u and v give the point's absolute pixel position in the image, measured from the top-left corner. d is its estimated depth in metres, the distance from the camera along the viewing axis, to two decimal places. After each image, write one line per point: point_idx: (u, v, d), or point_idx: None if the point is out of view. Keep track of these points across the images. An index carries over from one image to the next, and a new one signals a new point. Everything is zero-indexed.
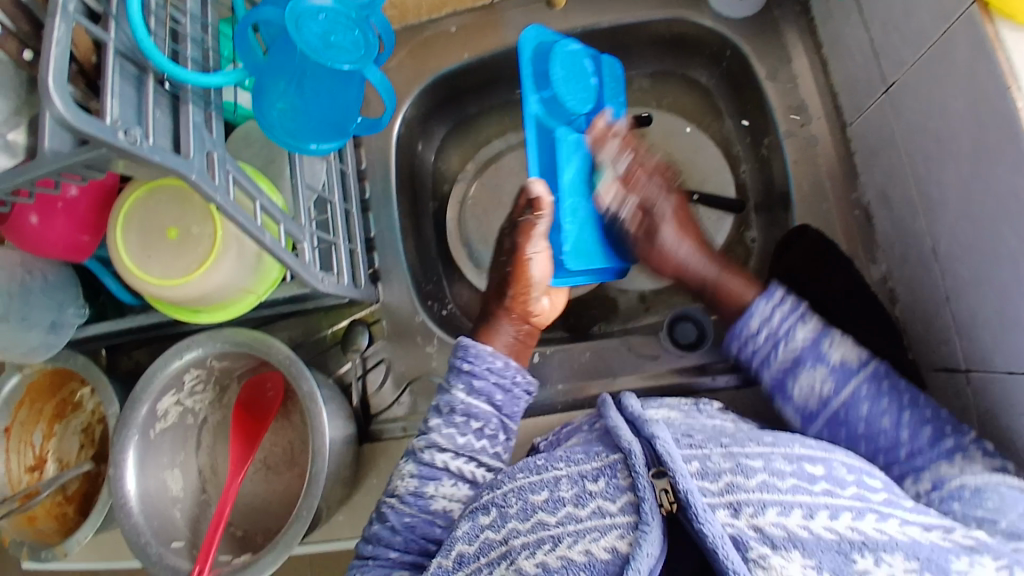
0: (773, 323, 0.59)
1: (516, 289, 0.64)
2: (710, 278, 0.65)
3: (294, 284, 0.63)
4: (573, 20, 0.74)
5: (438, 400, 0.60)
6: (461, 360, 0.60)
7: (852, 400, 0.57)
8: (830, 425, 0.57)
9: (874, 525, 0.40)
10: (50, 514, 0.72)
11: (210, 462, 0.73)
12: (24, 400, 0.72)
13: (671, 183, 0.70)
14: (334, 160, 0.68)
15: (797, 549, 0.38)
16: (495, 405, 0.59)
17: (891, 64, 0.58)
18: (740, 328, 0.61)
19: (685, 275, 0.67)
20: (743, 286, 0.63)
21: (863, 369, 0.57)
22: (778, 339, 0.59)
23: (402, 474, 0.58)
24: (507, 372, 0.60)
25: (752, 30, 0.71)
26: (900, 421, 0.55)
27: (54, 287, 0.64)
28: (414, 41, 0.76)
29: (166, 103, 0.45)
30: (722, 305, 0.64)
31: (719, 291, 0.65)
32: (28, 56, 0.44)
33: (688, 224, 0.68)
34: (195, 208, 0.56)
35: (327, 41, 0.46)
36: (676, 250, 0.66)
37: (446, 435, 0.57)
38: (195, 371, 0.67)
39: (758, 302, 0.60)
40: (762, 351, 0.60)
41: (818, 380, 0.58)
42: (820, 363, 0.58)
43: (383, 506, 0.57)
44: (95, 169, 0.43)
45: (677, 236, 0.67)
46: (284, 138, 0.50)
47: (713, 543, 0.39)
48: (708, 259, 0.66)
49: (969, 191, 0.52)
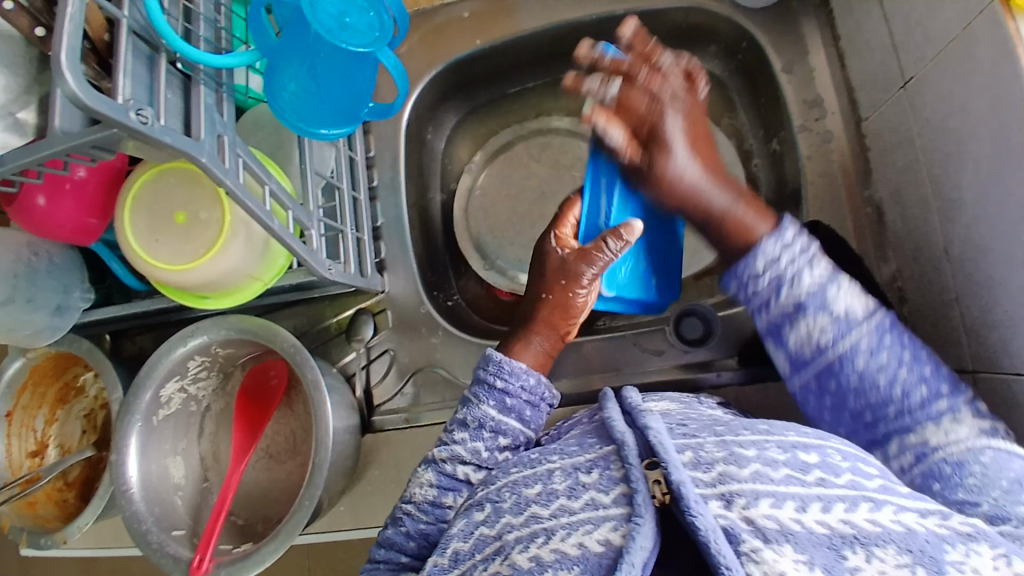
0: (779, 264, 0.54)
1: (559, 316, 0.62)
2: (722, 206, 0.57)
3: (301, 271, 0.62)
4: (589, 9, 0.73)
5: (465, 413, 0.58)
6: (494, 375, 0.59)
7: (848, 352, 0.53)
8: (820, 375, 0.54)
9: (868, 516, 0.39)
10: (51, 499, 0.71)
11: (212, 449, 0.72)
12: (28, 383, 0.71)
13: (688, 91, 0.59)
14: (343, 147, 0.68)
15: (789, 543, 0.38)
16: (524, 422, 0.58)
17: (910, 59, 0.58)
18: (742, 268, 0.55)
19: (690, 207, 0.59)
20: (757, 219, 0.56)
21: (869, 322, 0.53)
22: (782, 283, 0.54)
23: (420, 482, 0.57)
24: (538, 390, 0.59)
25: (769, 22, 0.70)
26: (895, 377, 0.52)
27: (61, 268, 0.64)
28: (427, 27, 0.76)
29: (178, 85, 0.44)
30: (728, 243, 0.57)
31: (729, 224, 0.57)
32: (40, 32, 0.43)
33: (705, 143, 0.59)
34: (205, 190, 0.56)
35: (342, 22, 0.45)
36: (687, 172, 0.57)
37: (469, 447, 0.56)
38: (199, 358, 0.67)
39: (766, 241, 0.54)
40: (763, 295, 0.55)
41: (818, 328, 0.53)
42: (822, 312, 0.53)
43: (398, 512, 0.57)
44: (105, 150, 0.42)
45: (690, 154, 0.58)
46: (294, 121, 0.49)
47: (704, 535, 0.38)
48: (718, 183, 0.58)
49: (986, 192, 0.51)
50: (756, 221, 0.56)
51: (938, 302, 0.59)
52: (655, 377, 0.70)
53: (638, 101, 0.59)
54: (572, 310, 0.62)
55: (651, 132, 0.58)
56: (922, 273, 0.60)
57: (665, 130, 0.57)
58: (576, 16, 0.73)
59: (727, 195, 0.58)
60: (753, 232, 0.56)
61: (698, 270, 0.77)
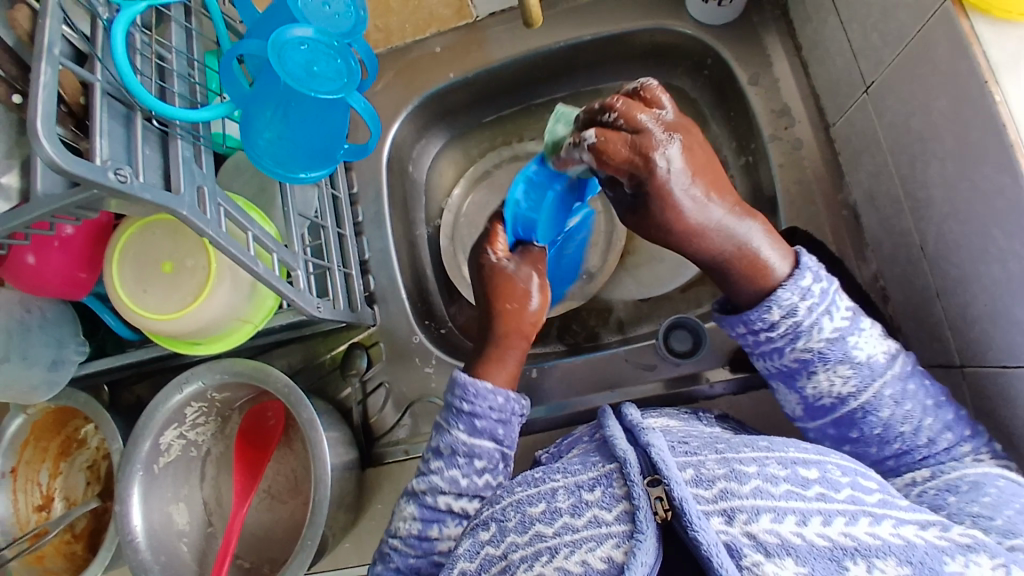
0: (795, 316, 0.51)
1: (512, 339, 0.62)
2: (741, 241, 0.52)
3: (291, 311, 0.63)
4: (555, 35, 0.74)
5: (438, 441, 0.59)
6: (461, 399, 0.58)
7: (873, 403, 0.52)
8: (838, 423, 0.54)
9: (868, 529, 0.39)
10: (59, 552, 0.72)
11: (215, 495, 0.72)
12: (29, 439, 0.72)
13: (685, 207, 0.51)
14: (326, 187, 0.69)
15: (790, 556, 0.38)
16: (497, 440, 0.58)
17: (870, 63, 0.59)
18: (754, 317, 0.52)
19: (697, 245, 0.53)
20: (776, 257, 0.52)
21: (891, 371, 0.52)
22: (799, 334, 0.51)
23: (403, 515, 0.58)
24: (507, 406, 0.59)
25: (732, 36, 0.72)
26: (921, 425, 0.52)
27: (54, 323, 0.65)
28: (402, 62, 0.78)
29: (155, 140, 0.46)
30: (739, 283, 0.53)
31: (744, 269, 0.52)
32: (17, 99, 0.45)
33: (708, 176, 0.52)
34: (188, 241, 0.57)
35: (311, 71, 0.46)
36: (693, 211, 0.51)
37: (447, 477, 0.57)
38: (195, 404, 0.67)
39: (782, 291, 0.51)
40: (776, 342, 0.52)
41: (838, 379, 0.52)
42: (843, 361, 0.51)
43: (386, 547, 0.58)
44: (88, 209, 0.43)
45: (696, 192, 0.51)
46: (272, 166, 0.51)
47: (707, 551, 0.39)
48: (732, 211, 0.53)
49: (955, 188, 0.52)
50: (772, 262, 0.52)
51: (921, 301, 0.59)
52: (647, 392, 0.70)
53: (619, 148, 0.51)
54: (530, 320, 0.63)
55: (635, 183, 0.51)
56: (904, 272, 0.61)
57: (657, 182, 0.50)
58: (545, 44, 0.75)
59: (744, 230, 0.52)
60: (770, 275, 0.52)
61: (684, 283, 0.78)
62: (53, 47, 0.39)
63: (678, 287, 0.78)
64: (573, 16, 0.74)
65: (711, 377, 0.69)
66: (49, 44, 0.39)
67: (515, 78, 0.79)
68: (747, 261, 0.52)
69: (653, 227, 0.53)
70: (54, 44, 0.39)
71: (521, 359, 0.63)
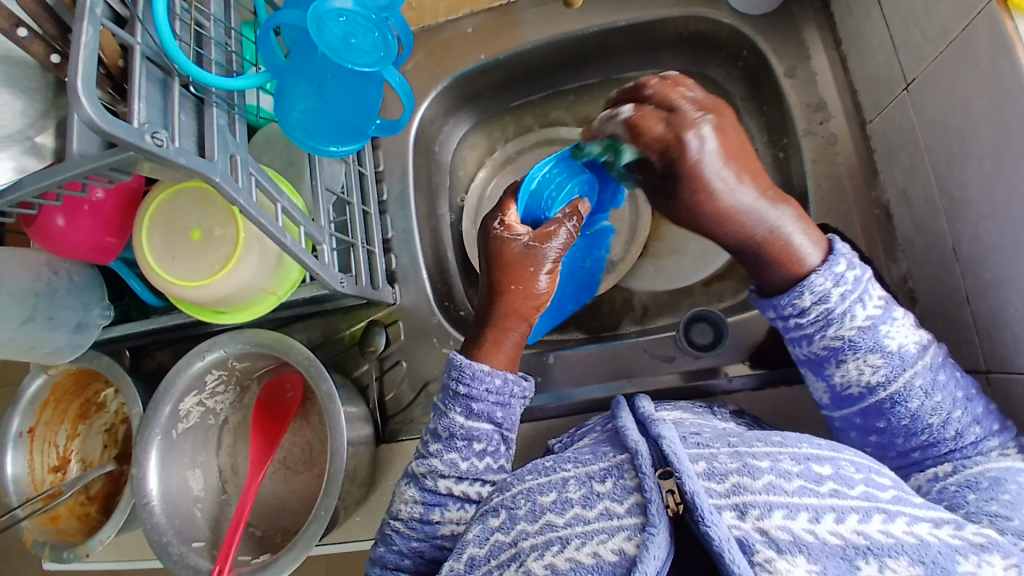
0: (827, 302, 0.51)
1: (507, 307, 0.61)
2: (770, 226, 0.52)
3: (313, 284, 0.63)
4: (589, 20, 0.74)
5: (437, 423, 0.59)
6: (458, 382, 0.58)
7: (902, 393, 0.51)
8: (865, 414, 0.53)
9: (880, 527, 0.39)
10: (73, 514, 0.72)
11: (230, 462, 0.73)
12: (49, 400, 0.73)
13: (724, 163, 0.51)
14: (353, 162, 0.69)
15: (802, 553, 0.38)
16: (495, 422, 0.58)
17: (912, 61, 0.58)
18: (785, 302, 0.52)
19: (728, 229, 0.53)
20: (807, 245, 0.52)
21: (923, 361, 0.51)
22: (830, 321, 0.51)
23: (404, 498, 0.58)
24: (505, 388, 0.58)
25: (770, 26, 0.71)
26: (949, 418, 0.51)
27: (80, 287, 0.66)
28: (432, 43, 0.77)
29: (191, 106, 0.46)
30: (770, 267, 0.53)
31: (778, 246, 0.52)
32: (55, 59, 0.44)
33: (744, 162, 0.52)
34: (216, 210, 0.57)
35: (348, 44, 0.46)
36: (722, 192, 0.51)
37: (447, 460, 0.57)
38: (217, 371, 0.68)
39: (814, 277, 0.51)
40: (807, 328, 0.52)
41: (868, 368, 0.51)
42: (874, 350, 0.50)
43: (388, 529, 0.58)
44: (121, 172, 0.43)
45: (727, 175, 0.51)
46: (305, 140, 0.51)
47: (718, 547, 0.39)
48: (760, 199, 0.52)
49: (992, 190, 0.51)
50: (800, 249, 0.52)
51: (951, 304, 0.58)
52: (665, 384, 0.70)
53: (653, 122, 0.52)
54: (536, 299, 0.61)
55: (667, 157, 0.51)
56: (934, 274, 0.60)
57: (692, 154, 0.50)
58: (578, 27, 0.74)
59: (775, 214, 0.52)
60: (803, 263, 0.52)
61: (706, 276, 0.77)
62: (96, 7, 0.39)
63: (701, 279, 0.78)
64: (607, 2, 0.73)
65: (729, 372, 0.69)
66: (92, 4, 0.39)
67: (548, 61, 0.78)
68: (775, 250, 0.52)
69: (686, 210, 0.53)
70: (96, 5, 0.39)
71: (521, 340, 0.61)
